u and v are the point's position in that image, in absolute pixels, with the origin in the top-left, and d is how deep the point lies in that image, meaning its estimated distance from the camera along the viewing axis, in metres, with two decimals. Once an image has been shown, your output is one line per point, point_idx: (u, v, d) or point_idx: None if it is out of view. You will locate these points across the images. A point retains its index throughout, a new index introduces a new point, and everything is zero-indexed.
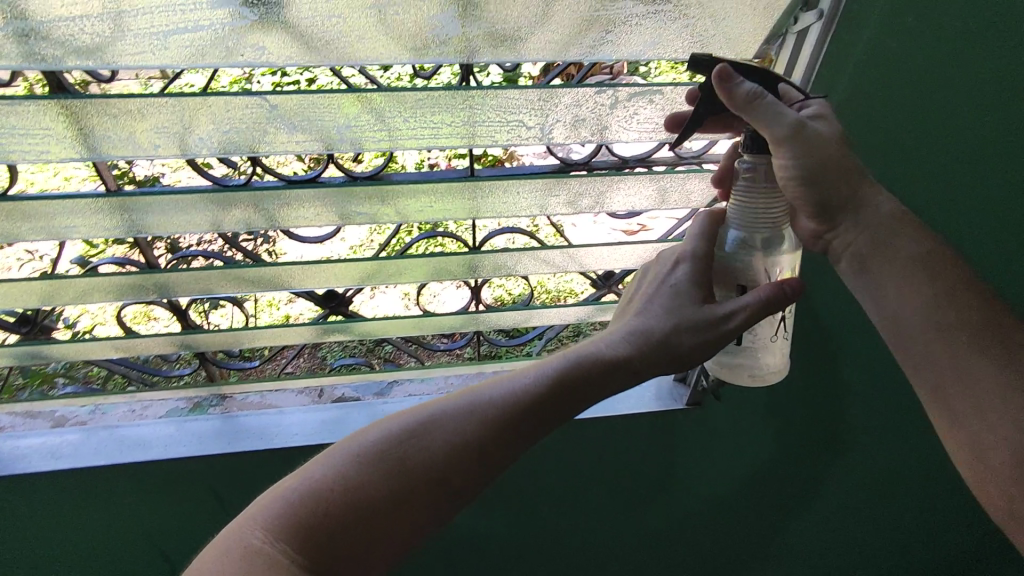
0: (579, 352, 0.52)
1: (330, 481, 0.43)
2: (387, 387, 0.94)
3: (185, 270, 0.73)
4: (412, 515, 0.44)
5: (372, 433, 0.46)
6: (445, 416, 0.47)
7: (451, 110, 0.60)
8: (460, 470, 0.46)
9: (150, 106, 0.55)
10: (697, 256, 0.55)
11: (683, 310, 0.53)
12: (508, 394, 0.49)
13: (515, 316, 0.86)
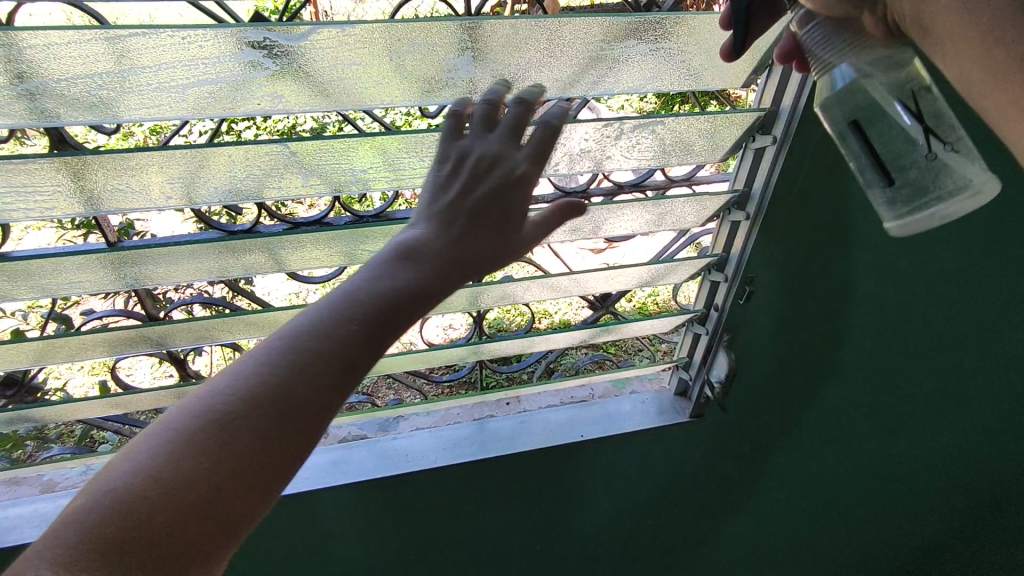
0: (389, 264, 0.43)
1: (132, 484, 0.34)
2: (393, 422, 0.92)
3: (172, 323, 0.70)
4: (254, 484, 0.37)
5: (176, 418, 0.37)
6: (272, 359, 0.39)
7: None
8: (304, 414, 0.38)
9: (165, 158, 0.54)
10: (494, 172, 0.47)
11: (466, 222, 0.46)
12: (343, 317, 0.40)
13: (518, 344, 0.86)
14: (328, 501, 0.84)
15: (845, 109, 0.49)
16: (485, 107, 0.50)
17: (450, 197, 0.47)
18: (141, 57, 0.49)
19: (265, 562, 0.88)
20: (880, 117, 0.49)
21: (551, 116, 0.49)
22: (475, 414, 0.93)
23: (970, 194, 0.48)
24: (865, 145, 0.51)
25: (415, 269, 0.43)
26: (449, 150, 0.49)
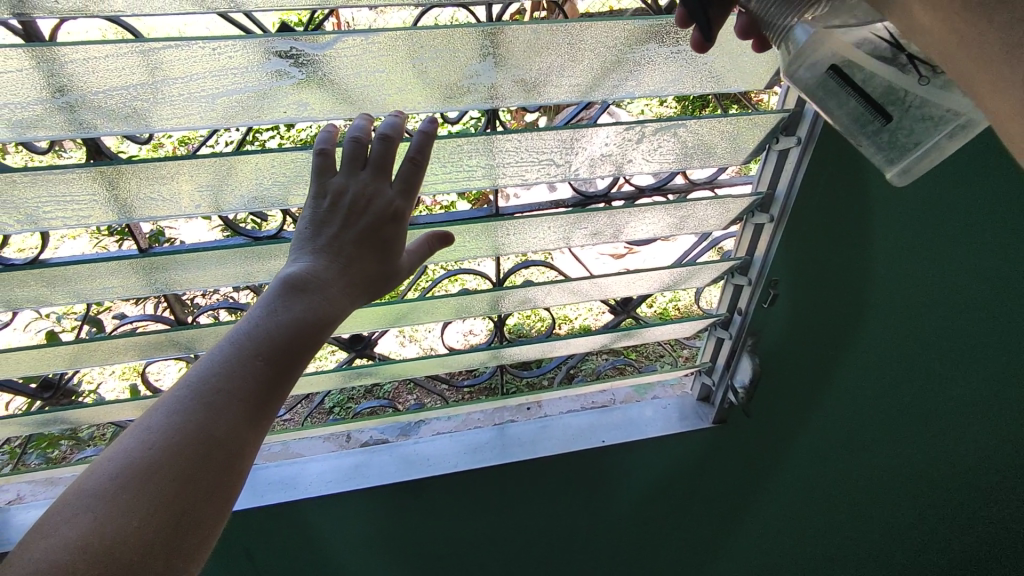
0: (282, 297, 0.45)
1: (50, 566, 0.32)
2: (414, 426, 0.93)
3: (200, 327, 0.72)
4: (185, 537, 0.36)
5: (83, 491, 0.35)
6: (189, 402, 0.39)
7: (481, 154, 0.62)
8: (223, 453, 0.38)
9: (195, 167, 0.56)
10: (362, 206, 0.50)
11: (341, 254, 0.48)
12: (249, 355, 0.42)
13: (538, 348, 0.86)
14: (351, 503, 0.85)
15: (820, 63, 0.45)
16: (351, 144, 0.50)
17: (329, 235, 0.49)
18: (172, 68, 0.51)
19: (289, 563, 0.90)
20: (859, 60, 0.44)
21: (417, 146, 0.50)
22: (496, 418, 0.93)
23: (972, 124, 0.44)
24: (849, 92, 0.46)
25: (309, 300, 0.45)
26: (325, 186, 0.50)
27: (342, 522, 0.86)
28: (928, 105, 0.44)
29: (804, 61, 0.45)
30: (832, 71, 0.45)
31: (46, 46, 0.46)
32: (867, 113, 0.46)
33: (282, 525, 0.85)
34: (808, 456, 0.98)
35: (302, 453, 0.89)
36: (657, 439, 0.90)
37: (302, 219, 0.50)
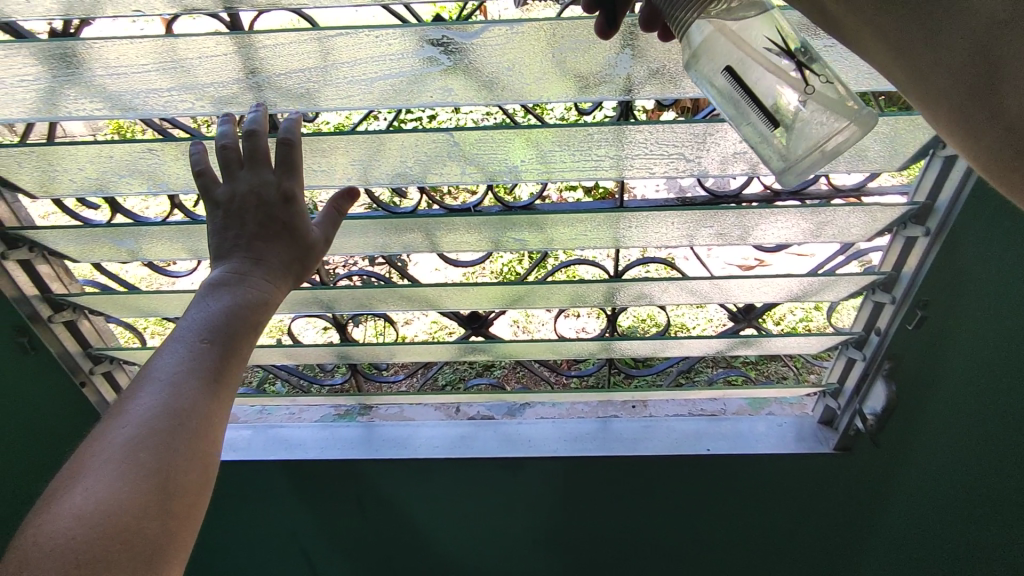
0: (209, 292, 0.48)
1: (56, 543, 0.36)
2: (520, 408, 0.95)
3: (341, 288, 0.79)
4: (171, 500, 0.40)
5: (73, 480, 0.39)
6: (152, 389, 0.43)
7: (610, 144, 0.63)
8: (191, 423, 0.42)
9: (351, 143, 0.63)
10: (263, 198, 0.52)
11: (241, 242, 0.51)
12: (197, 340, 0.46)
13: (650, 345, 0.85)
14: (453, 470, 0.90)
15: (713, 60, 0.45)
16: (252, 142, 0.53)
17: (230, 228, 0.52)
18: (339, 55, 0.57)
19: (394, 516, 0.97)
20: (750, 63, 0.46)
21: (288, 132, 0.53)
22: (600, 412, 0.93)
23: (843, 128, 0.45)
24: (742, 92, 0.46)
25: (237, 288, 0.49)
26: (230, 183, 0.53)
27: (445, 486, 0.92)
28: (810, 108, 0.45)
29: (702, 56, 0.45)
30: (727, 72, 0.45)
31: (243, 34, 0.54)
32: (756, 115, 0.46)
33: (392, 480, 0.92)
34: (952, 512, 0.86)
35: (415, 417, 0.95)
36: (768, 458, 0.85)
37: (208, 222, 0.53)
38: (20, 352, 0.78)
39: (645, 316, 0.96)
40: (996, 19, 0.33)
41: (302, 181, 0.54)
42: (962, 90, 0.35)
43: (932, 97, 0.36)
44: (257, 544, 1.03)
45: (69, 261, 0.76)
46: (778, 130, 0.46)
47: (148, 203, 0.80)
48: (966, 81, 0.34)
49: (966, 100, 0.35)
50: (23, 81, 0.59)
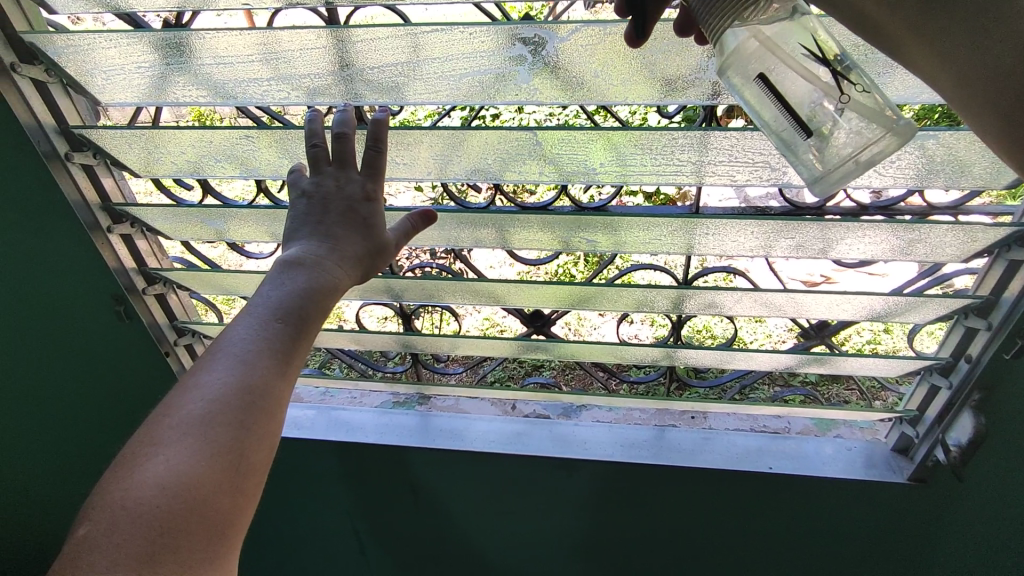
0: (284, 273, 0.51)
1: (143, 509, 0.38)
2: (576, 410, 0.95)
3: (411, 278, 0.81)
4: (244, 474, 0.42)
5: (154, 447, 0.41)
6: (226, 364, 0.45)
7: (692, 149, 0.62)
8: (262, 402, 0.44)
9: (435, 138, 0.64)
10: (351, 197, 0.56)
11: (322, 230, 0.54)
12: (269, 320, 0.48)
13: (716, 355, 0.83)
14: (506, 465, 0.91)
15: (750, 63, 0.43)
16: (339, 141, 0.57)
17: (311, 219, 0.55)
18: (430, 51, 0.59)
19: (443, 506, 0.98)
20: (783, 68, 0.44)
21: (375, 133, 0.57)
22: (658, 420, 0.93)
23: (884, 139, 0.42)
24: (773, 100, 0.44)
25: (309, 271, 0.51)
26: (317, 177, 0.57)
27: (498, 481, 0.93)
28: (849, 114, 0.43)
29: (736, 61, 0.44)
30: (760, 78, 0.44)
31: (342, 28, 0.56)
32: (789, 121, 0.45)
33: (446, 470, 0.93)
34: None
35: (470, 410, 0.97)
36: (834, 482, 0.81)
37: (292, 210, 0.57)
38: (114, 321, 0.83)
39: (702, 328, 0.96)
40: None
41: (383, 185, 0.58)
42: (1008, 95, 0.37)
43: (980, 101, 0.38)
44: (309, 520, 1.06)
45: (161, 237, 0.81)
46: (815, 138, 0.44)
47: (234, 187, 0.84)
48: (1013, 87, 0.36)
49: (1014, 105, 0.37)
50: (134, 67, 0.62)
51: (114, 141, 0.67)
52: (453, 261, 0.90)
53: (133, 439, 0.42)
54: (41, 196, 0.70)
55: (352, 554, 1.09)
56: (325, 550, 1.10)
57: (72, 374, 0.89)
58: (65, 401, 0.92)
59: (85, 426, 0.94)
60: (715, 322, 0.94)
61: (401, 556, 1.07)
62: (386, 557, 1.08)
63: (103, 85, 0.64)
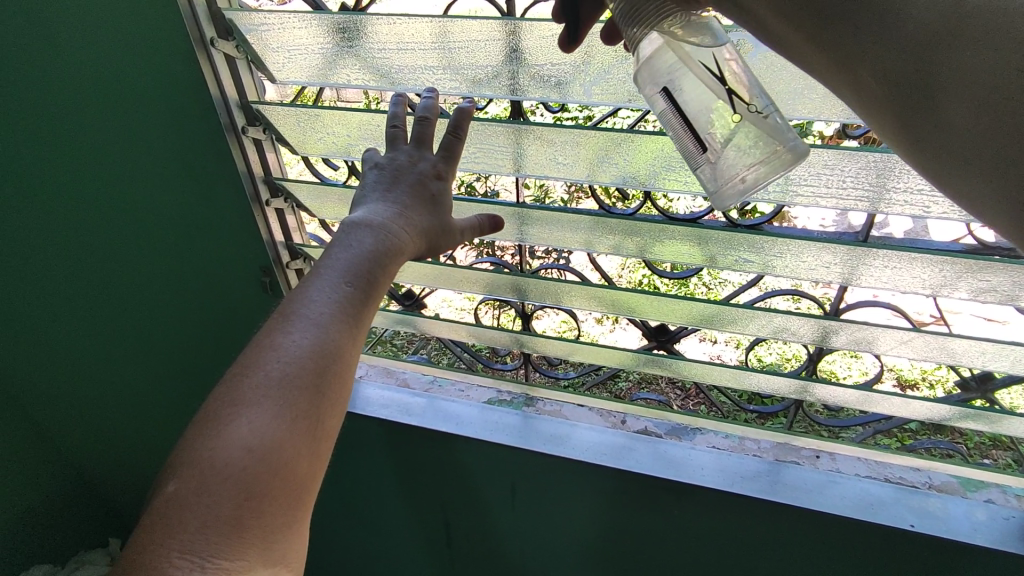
0: (353, 237, 0.50)
1: (229, 471, 0.38)
2: (689, 431, 0.91)
3: (546, 279, 0.79)
4: (318, 440, 0.42)
5: (235, 407, 0.40)
6: (300, 325, 0.44)
7: (885, 173, 0.56)
8: (333, 365, 0.44)
9: (605, 139, 0.62)
10: (421, 173, 0.56)
11: (392, 201, 0.54)
12: (340, 281, 0.47)
13: (856, 396, 0.77)
14: (608, 479, 0.88)
15: (652, 80, 0.48)
16: (420, 124, 0.57)
17: (382, 189, 0.55)
18: (608, 50, 0.57)
19: (535, 507, 0.97)
20: (685, 77, 0.47)
21: (455, 122, 0.57)
22: (778, 454, 0.87)
23: (773, 160, 0.47)
24: (676, 111, 0.49)
25: (376, 231, 0.50)
26: (391, 153, 0.57)
27: (598, 493, 0.90)
28: (741, 131, 0.48)
29: (645, 70, 0.48)
30: (661, 93, 0.48)
31: (526, 21, 0.55)
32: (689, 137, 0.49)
33: (547, 475, 0.92)
34: None
35: (575, 417, 0.94)
36: (981, 551, 0.74)
37: (361, 180, 0.57)
38: (258, 292, 0.86)
39: (790, 356, 0.89)
40: (925, 30, 0.34)
41: (455, 169, 0.58)
42: (896, 102, 0.36)
43: (875, 103, 0.37)
44: (398, 502, 1.07)
45: (306, 214, 0.83)
46: (708, 152, 0.49)
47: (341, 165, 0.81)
48: (902, 94, 0.36)
49: (905, 107, 0.36)
50: (317, 48, 0.63)
51: (284, 118, 0.69)
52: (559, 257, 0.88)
53: (213, 394, 0.41)
54: (203, 165, 0.73)
55: (439, 541, 1.10)
56: (409, 533, 1.11)
57: (204, 331, 0.94)
58: (206, 359, 0.98)
59: (211, 377, 1.00)
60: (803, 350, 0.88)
61: (489, 550, 1.07)
62: (474, 550, 1.08)
63: (281, 63, 0.66)
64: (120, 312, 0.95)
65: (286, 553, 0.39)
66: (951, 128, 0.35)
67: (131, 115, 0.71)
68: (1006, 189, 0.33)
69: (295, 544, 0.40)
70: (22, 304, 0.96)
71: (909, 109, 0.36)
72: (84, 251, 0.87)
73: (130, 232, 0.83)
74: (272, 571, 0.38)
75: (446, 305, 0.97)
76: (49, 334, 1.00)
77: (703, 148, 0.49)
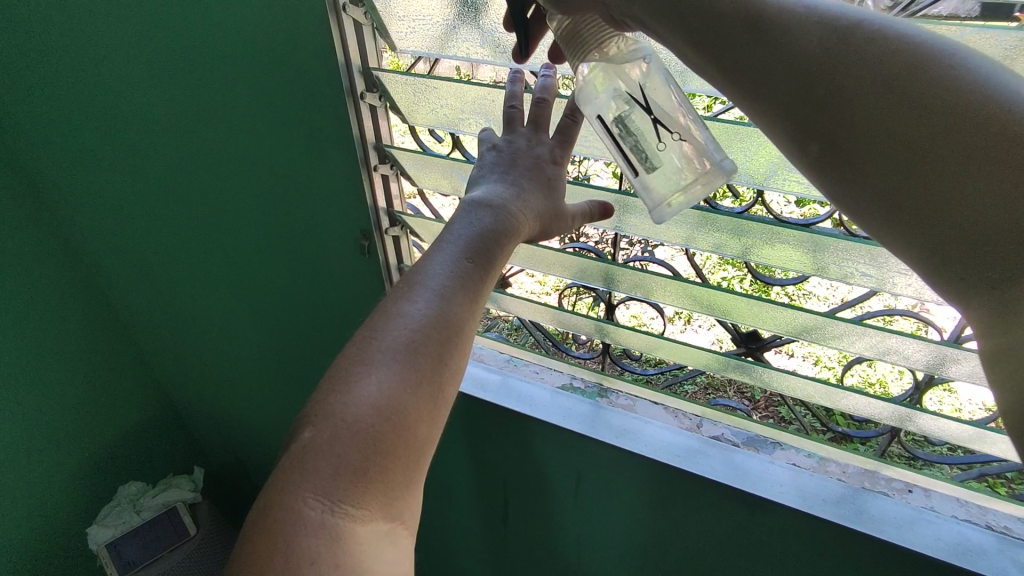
0: (471, 220, 0.53)
1: (359, 425, 0.41)
2: (768, 445, 0.87)
3: (636, 270, 0.77)
4: (436, 403, 0.45)
5: (364, 367, 0.44)
6: (424, 295, 0.48)
7: None
8: (452, 334, 0.47)
9: (728, 133, 0.58)
10: (540, 160, 0.58)
11: (509, 183, 0.56)
12: (460, 254, 0.51)
13: (964, 430, 0.71)
14: (675, 479, 0.86)
15: (589, 105, 0.55)
16: (538, 107, 0.58)
17: (500, 171, 0.57)
18: None
19: (597, 496, 0.97)
20: (617, 104, 0.54)
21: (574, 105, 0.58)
22: (864, 482, 0.82)
23: (704, 173, 0.53)
24: (609, 133, 0.55)
25: (495, 212, 0.53)
26: (510, 134, 0.58)
27: (662, 492, 0.89)
28: (670, 152, 0.55)
29: (586, 95, 0.55)
30: (596, 117, 0.55)
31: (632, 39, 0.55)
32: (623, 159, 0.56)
33: (615, 467, 0.91)
34: None
35: (648, 414, 0.93)
36: None
37: (479, 159, 0.59)
38: (355, 255, 0.89)
39: (874, 380, 0.83)
40: (817, 68, 0.41)
41: (571, 151, 0.59)
42: (799, 127, 0.42)
43: (781, 128, 0.44)
44: (461, 471, 1.10)
45: (408, 182, 0.85)
46: (642, 173, 0.55)
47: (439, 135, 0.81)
48: (805, 122, 0.42)
49: (805, 132, 0.42)
50: (440, 18, 0.63)
51: (401, 86, 0.70)
52: (640, 249, 0.86)
53: (342, 354, 0.45)
54: (316, 124, 0.76)
55: (497, 515, 1.12)
56: (470, 503, 1.14)
57: (301, 282, 0.99)
58: (300, 309, 1.03)
59: (303, 325, 1.06)
60: (891, 376, 0.81)
61: (545, 530, 1.08)
62: (530, 526, 1.09)
63: (404, 32, 0.67)
64: (229, 260, 1.02)
65: (402, 510, 0.43)
66: (841, 151, 0.41)
67: (260, 72, 0.74)
68: (895, 208, 0.40)
69: (410, 503, 0.44)
70: (150, 234, 1.06)
71: (807, 135, 0.42)
72: (205, 194, 0.93)
73: (246, 187, 0.89)
74: (389, 525, 0.42)
75: (523, 287, 0.97)
76: (170, 265, 1.10)
77: (635, 170, 0.56)
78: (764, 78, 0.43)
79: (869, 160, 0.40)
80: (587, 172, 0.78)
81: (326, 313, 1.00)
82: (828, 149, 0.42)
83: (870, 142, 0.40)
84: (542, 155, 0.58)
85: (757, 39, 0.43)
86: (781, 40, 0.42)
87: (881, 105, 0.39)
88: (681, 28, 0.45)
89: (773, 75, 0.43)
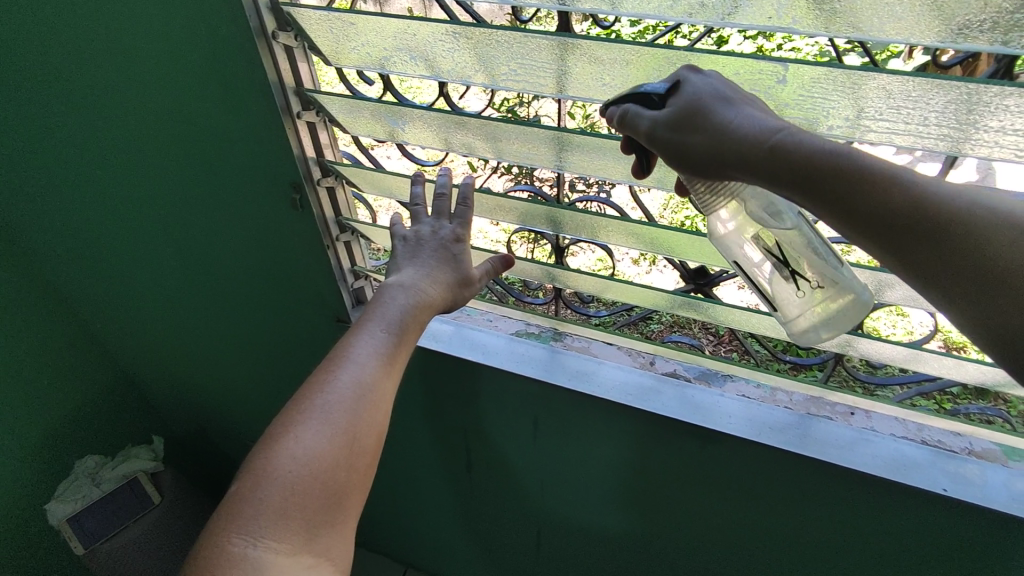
0: (385, 303, 0.63)
1: (281, 476, 0.50)
2: (719, 378, 0.88)
3: (582, 211, 0.75)
4: (354, 455, 0.54)
5: (288, 429, 0.53)
6: (345, 366, 0.58)
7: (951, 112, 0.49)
8: (368, 394, 0.57)
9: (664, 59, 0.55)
10: (443, 242, 0.69)
11: (422, 261, 0.68)
12: (378, 329, 0.61)
13: (901, 352, 0.72)
14: (629, 417, 0.87)
15: (728, 253, 0.61)
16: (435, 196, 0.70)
17: (411, 255, 0.69)
18: None
19: (555, 438, 0.98)
20: (748, 255, 0.60)
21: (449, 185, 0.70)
22: (809, 408, 0.84)
23: (842, 310, 0.57)
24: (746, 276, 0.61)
25: (407, 289, 0.64)
26: (416, 226, 0.71)
27: (617, 430, 0.90)
28: (807, 289, 0.59)
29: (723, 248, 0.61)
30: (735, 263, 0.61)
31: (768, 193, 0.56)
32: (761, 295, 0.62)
33: (572, 409, 0.92)
34: None
35: (603, 355, 0.93)
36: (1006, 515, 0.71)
37: (391, 250, 0.70)
38: (291, 209, 0.85)
39: None
40: (876, 182, 0.46)
41: (470, 231, 0.71)
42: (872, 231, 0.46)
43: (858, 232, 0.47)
44: (421, 422, 1.10)
45: (339, 129, 0.80)
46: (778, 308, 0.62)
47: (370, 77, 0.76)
48: (878, 228, 0.46)
49: (876, 235, 0.46)
50: None
51: (316, 22, 0.65)
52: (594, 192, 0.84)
53: (275, 421, 0.55)
54: (230, 68, 0.70)
55: (460, 462, 1.13)
56: (432, 452, 1.14)
57: (237, 240, 0.94)
58: (241, 268, 0.99)
59: (246, 284, 1.02)
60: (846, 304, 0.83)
61: (507, 473, 1.10)
62: (492, 471, 1.11)
63: None
64: (161, 220, 0.96)
65: (327, 547, 0.50)
66: (910, 247, 0.45)
67: (161, 11, 0.67)
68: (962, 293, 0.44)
69: (335, 540, 0.51)
70: (73, 196, 0.99)
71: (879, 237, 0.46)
72: (124, 150, 0.87)
73: (166, 139, 0.83)
74: (314, 558, 0.49)
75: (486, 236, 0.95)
76: (100, 228, 1.04)
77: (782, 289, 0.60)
78: (843, 196, 0.46)
79: (935, 256, 0.44)
80: (533, 112, 0.75)
81: (268, 270, 0.97)
82: (897, 248, 0.46)
83: (933, 241, 0.44)
84: (444, 234, 0.70)
85: (826, 165, 0.47)
86: (852, 167, 0.46)
87: (935, 214, 0.44)
88: (773, 181, 0.49)
89: (848, 193, 0.46)
